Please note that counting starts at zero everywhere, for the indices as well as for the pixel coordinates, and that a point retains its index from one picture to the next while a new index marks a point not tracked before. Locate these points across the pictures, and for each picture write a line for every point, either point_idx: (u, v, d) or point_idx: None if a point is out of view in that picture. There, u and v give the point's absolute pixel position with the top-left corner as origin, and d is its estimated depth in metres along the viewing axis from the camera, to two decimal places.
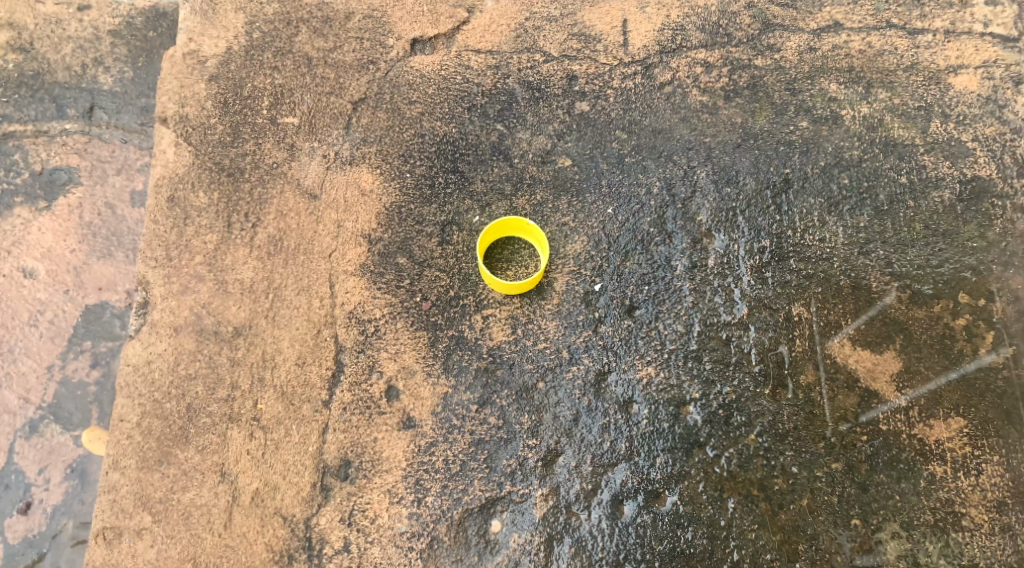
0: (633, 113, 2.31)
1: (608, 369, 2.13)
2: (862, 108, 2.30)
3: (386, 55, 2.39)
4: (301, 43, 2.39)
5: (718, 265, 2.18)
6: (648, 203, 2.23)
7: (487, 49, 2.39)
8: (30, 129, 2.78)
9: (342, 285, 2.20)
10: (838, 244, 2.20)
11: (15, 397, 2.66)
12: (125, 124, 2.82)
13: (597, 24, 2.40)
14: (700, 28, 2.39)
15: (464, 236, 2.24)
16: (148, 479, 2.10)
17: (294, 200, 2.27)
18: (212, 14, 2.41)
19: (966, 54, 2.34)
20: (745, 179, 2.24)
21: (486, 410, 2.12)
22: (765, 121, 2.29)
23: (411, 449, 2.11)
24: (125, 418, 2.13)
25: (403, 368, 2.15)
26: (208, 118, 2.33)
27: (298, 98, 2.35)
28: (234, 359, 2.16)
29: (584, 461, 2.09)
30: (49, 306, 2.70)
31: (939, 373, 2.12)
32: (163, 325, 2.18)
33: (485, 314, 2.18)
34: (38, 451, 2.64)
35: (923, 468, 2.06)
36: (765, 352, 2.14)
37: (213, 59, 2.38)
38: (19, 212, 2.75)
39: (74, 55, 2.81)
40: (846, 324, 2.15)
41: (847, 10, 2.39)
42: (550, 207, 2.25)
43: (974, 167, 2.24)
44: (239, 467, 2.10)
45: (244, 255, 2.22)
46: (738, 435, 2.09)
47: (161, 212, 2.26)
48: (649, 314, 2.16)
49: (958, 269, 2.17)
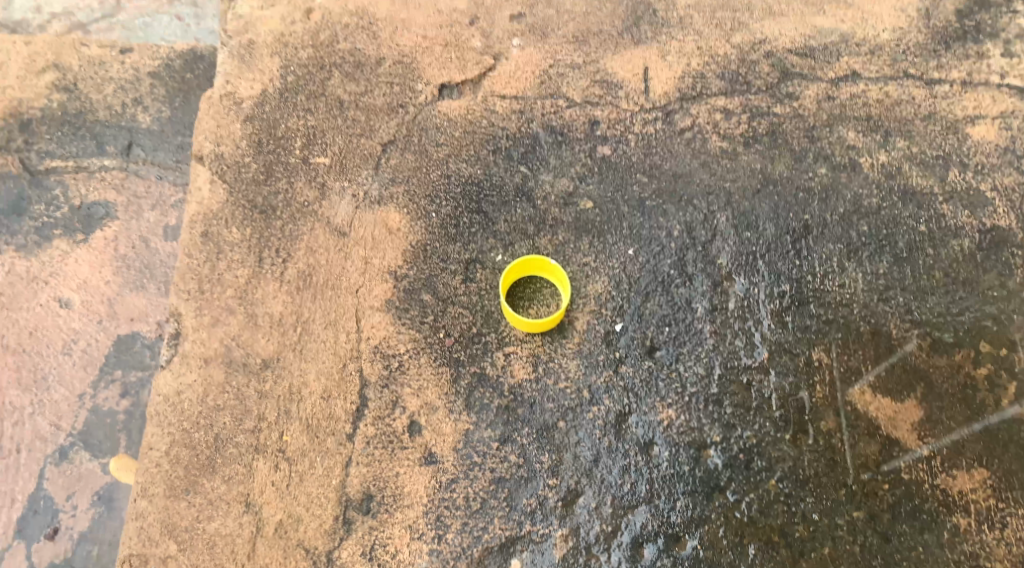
0: (654, 158, 2.37)
1: (629, 411, 2.16)
2: (880, 156, 2.34)
3: (414, 99, 2.47)
4: (333, 87, 2.48)
5: (738, 309, 2.22)
6: (669, 245, 2.28)
7: (513, 95, 2.46)
8: (71, 165, 2.87)
9: (368, 321, 2.26)
10: (858, 290, 2.23)
11: (46, 424, 2.72)
12: (161, 162, 2.91)
13: (620, 72, 2.47)
14: (720, 77, 2.45)
15: (487, 275, 2.29)
16: (174, 507, 2.15)
17: (323, 238, 2.34)
18: (248, 58, 2.51)
19: (983, 105, 2.39)
20: (765, 225, 2.28)
21: (507, 448, 2.16)
22: (784, 168, 2.34)
23: (432, 485, 2.15)
24: (155, 446, 2.18)
25: (426, 405, 2.19)
26: (243, 157, 2.41)
27: (329, 139, 2.43)
28: (261, 392, 2.21)
29: (604, 502, 2.12)
30: (82, 335, 2.79)
31: (961, 423, 2.13)
32: (194, 356, 2.24)
33: (507, 352, 2.22)
34: (67, 477, 2.69)
35: (946, 520, 2.08)
36: (785, 397, 2.16)
37: (249, 100, 2.47)
38: (57, 243, 2.84)
39: (115, 95, 2.92)
40: (866, 371, 2.17)
41: (864, 60, 2.45)
42: (572, 248, 2.30)
43: (993, 216, 2.28)
44: (263, 498, 2.14)
45: (274, 289, 2.29)
46: (758, 480, 2.11)
47: (194, 246, 2.32)
48: (670, 356, 2.20)
49: (978, 318, 2.20)
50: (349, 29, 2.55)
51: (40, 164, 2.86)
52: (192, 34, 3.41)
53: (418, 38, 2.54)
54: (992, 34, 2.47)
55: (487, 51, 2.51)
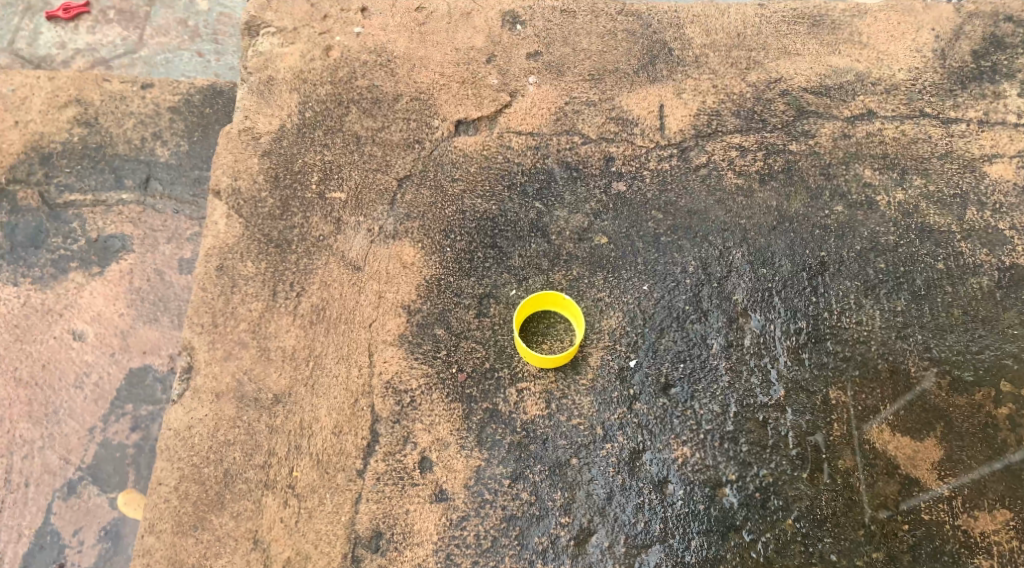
0: (669, 194, 2.37)
1: (643, 448, 2.13)
2: (897, 194, 2.34)
3: (431, 135, 2.48)
4: (350, 123, 2.50)
5: (754, 345, 2.20)
6: (684, 281, 2.27)
7: (528, 131, 2.47)
8: (89, 198, 2.91)
9: (380, 355, 2.25)
10: (876, 327, 2.20)
11: (55, 458, 2.70)
12: (178, 195, 2.96)
13: (635, 109, 2.48)
14: (736, 115, 2.46)
15: (501, 310, 2.28)
16: (182, 544, 2.12)
17: (337, 271, 2.33)
18: (267, 94, 2.54)
19: (1000, 144, 2.38)
20: (781, 262, 2.27)
21: (519, 485, 2.12)
22: (800, 205, 2.33)
23: (443, 522, 2.11)
24: (164, 481, 2.16)
25: (438, 440, 2.17)
26: (259, 191, 2.43)
27: (345, 174, 2.44)
28: (272, 426, 2.19)
29: (617, 542, 2.08)
30: (95, 368, 2.78)
31: (982, 462, 2.09)
32: (206, 390, 2.23)
33: (520, 387, 2.20)
34: (75, 512, 2.67)
35: (968, 562, 2.02)
36: (802, 435, 2.13)
37: (267, 135, 2.49)
38: (73, 275, 2.84)
39: (134, 129, 2.99)
40: (885, 409, 2.14)
41: (880, 99, 2.45)
42: (586, 283, 2.29)
43: (1012, 254, 2.26)
44: (272, 534, 2.11)
45: (287, 323, 2.28)
46: (775, 520, 2.07)
47: (209, 280, 2.33)
48: (685, 392, 2.17)
49: (998, 356, 2.17)
50: (367, 66, 2.58)
51: (59, 197, 2.90)
52: (212, 70, 3.46)
53: (435, 75, 2.57)
54: (1008, 75, 2.48)
55: (503, 88, 2.53)
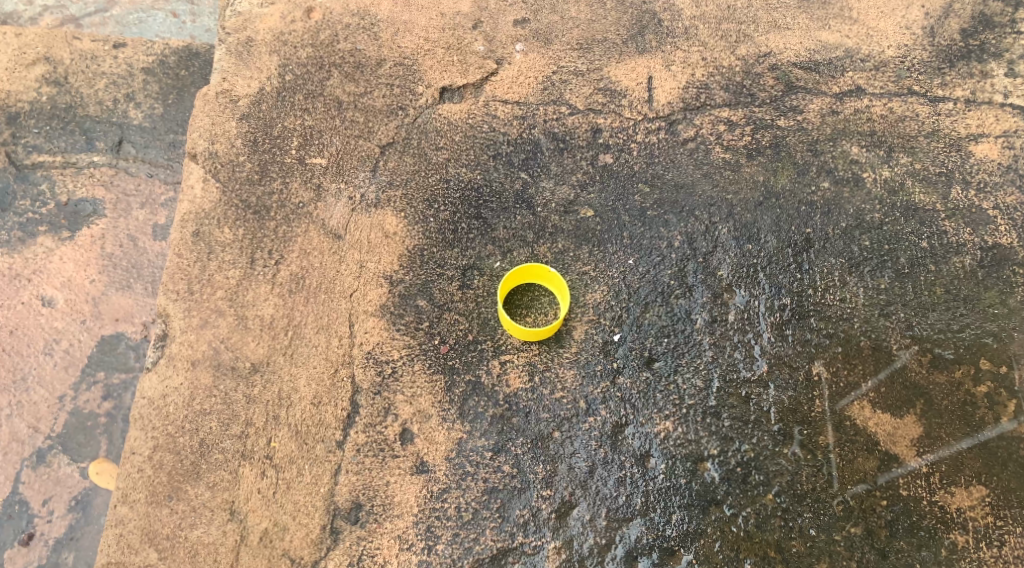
0: (656, 167, 2.35)
1: (625, 422, 2.12)
2: (883, 172, 2.33)
3: (414, 102, 2.43)
4: (332, 87, 2.44)
5: (738, 321, 2.19)
6: (669, 256, 2.25)
7: (515, 100, 2.43)
8: (59, 159, 2.83)
9: (361, 325, 2.21)
10: (859, 304, 2.21)
11: (24, 426, 2.65)
12: (152, 159, 2.89)
13: (624, 80, 2.44)
14: (725, 88, 2.43)
15: (485, 282, 2.25)
16: (156, 514, 2.08)
17: (318, 239, 2.29)
18: (247, 55, 2.48)
19: (986, 123, 2.38)
20: (766, 237, 2.26)
21: (500, 458, 2.11)
22: (787, 181, 2.32)
23: (423, 494, 2.09)
24: (138, 451, 2.12)
25: (419, 412, 2.14)
26: (237, 155, 2.37)
27: (327, 139, 2.39)
28: (249, 396, 2.15)
29: (598, 515, 2.07)
30: (65, 335, 2.72)
31: (959, 439, 2.10)
32: (181, 358, 2.18)
33: (503, 360, 2.18)
34: (43, 481, 2.62)
35: (944, 537, 2.04)
36: (784, 411, 2.13)
37: (246, 99, 2.43)
38: (42, 240, 2.78)
39: (106, 90, 2.88)
40: (866, 386, 2.15)
41: (869, 75, 2.45)
42: (571, 256, 2.27)
43: (995, 234, 2.27)
44: (248, 505, 2.08)
45: (265, 292, 2.23)
46: (755, 495, 2.08)
47: (184, 245, 2.27)
48: (668, 367, 2.16)
49: (979, 335, 2.18)
50: (350, 29, 2.52)
51: (26, 158, 2.81)
52: (188, 32, 3.39)
53: (420, 40, 2.51)
54: (996, 54, 2.47)
55: (489, 55, 2.49)
